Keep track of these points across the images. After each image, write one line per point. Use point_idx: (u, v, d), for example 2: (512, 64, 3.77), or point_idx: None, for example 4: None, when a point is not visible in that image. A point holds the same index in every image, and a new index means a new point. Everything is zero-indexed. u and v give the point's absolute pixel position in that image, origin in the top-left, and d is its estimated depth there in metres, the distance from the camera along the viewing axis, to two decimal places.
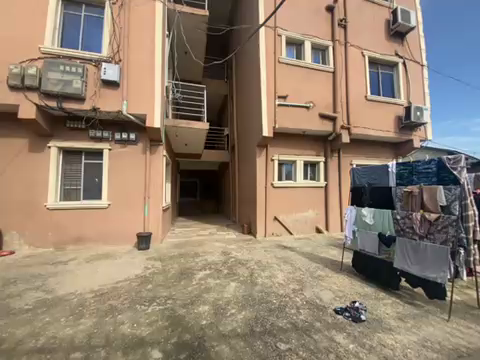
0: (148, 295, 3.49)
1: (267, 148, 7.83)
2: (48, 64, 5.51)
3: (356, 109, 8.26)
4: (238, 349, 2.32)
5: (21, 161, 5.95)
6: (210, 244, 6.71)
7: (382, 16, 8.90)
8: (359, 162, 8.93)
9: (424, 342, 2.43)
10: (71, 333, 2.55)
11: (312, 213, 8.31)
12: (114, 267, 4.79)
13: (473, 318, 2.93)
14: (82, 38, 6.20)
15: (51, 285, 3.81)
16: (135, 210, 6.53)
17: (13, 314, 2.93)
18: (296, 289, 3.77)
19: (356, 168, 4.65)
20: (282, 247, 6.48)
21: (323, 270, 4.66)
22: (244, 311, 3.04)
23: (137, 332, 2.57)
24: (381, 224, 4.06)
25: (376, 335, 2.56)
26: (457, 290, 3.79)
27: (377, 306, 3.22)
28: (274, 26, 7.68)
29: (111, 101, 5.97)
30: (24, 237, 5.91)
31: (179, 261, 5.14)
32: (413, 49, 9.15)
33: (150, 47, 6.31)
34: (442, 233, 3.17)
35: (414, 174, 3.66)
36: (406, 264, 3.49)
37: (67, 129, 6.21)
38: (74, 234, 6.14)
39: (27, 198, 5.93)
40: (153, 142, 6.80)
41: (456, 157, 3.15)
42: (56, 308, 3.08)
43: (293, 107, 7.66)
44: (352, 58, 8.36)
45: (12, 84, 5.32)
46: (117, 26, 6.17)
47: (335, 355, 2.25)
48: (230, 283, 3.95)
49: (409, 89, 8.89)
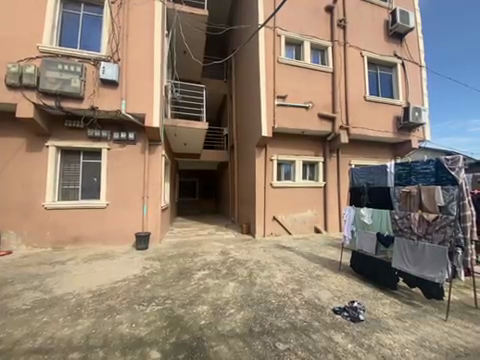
0: (147, 295, 3.49)
1: (266, 148, 7.84)
2: (46, 63, 5.48)
3: (355, 109, 8.28)
4: (237, 349, 2.32)
5: (19, 160, 5.92)
6: (208, 244, 6.70)
7: (381, 17, 8.93)
8: (358, 162, 8.96)
9: (422, 342, 2.44)
10: (69, 333, 2.54)
11: (311, 213, 8.32)
12: (112, 267, 4.78)
13: (470, 318, 2.94)
14: (81, 37, 6.18)
15: (50, 285, 3.80)
16: (133, 210, 6.52)
17: (11, 314, 2.92)
18: (295, 288, 3.77)
19: (355, 168, 4.65)
20: (281, 247, 6.49)
21: (321, 270, 4.67)
22: (243, 311, 3.04)
23: (135, 332, 2.57)
24: (379, 224, 4.07)
25: (374, 335, 2.57)
26: (455, 289, 3.81)
27: (375, 305, 3.23)
28: (273, 26, 7.68)
29: (110, 100, 5.96)
30: (22, 237, 5.88)
31: (178, 261, 5.14)
32: (412, 50, 9.19)
33: (149, 46, 6.30)
34: (440, 233, 3.19)
35: (412, 174, 3.67)
36: (405, 264, 3.50)
37: (65, 129, 6.18)
38: (73, 233, 6.12)
39: (25, 198, 5.91)
40: (152, 141, 6.76)
41: (455, 158, 3.16)
42: (54, 308, 3.07)
43: (292, 107, 7.67)
44: (351, 58, 8.38)
45: (9, 83, 5.29)
46: (116, 25, 6.16)
47: (334, 355, 2.25)
48: (228, 283, 3.95)
49: (407, 90, 8.93)
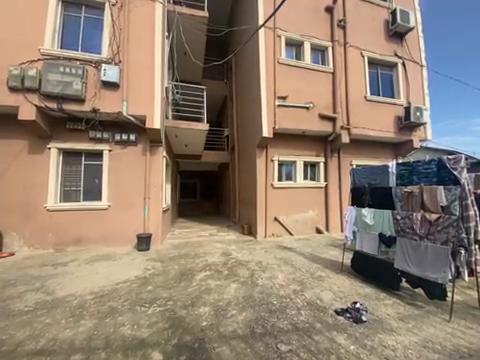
0: (148, 296, 3.49)
1: (267, 149, 7.83)
2: (48, 66, 5.51)
3: (356, 109, 8.27)
4: (239, 350, 2.31)
5: (21, 162, 5.95)
6: (210, 245, 6.70)
7: (381, 16, 8.93)
8: (359, 162, 8.94)
9: (425, 343, 2.42)
10: (72, 334, 2.54)
11: (312, 214, 8.31)
12: (114, 268, 4.78)
13: (474, 318, 2.92)
14: (82, 39, 6.22)
15: (52, 287, 3.81)
16: (135, 211, 6.53)
17: (13, 316, 2.93)
18: (297, 289, 3.76)
19: (357, 168, 4.65)
20: (282, 247, 6.48)
21: (323, 270, 4.65)
22: (245, 312, 3.03)
23: (137, 334, 2.56)
24: (381, 224, 4.06)
25: (377, 336, 2.55)
26: (457, 290, 3.79)
27: (378, 306, 3.22)
28: (273, 27, 7.69)
29: (111, 102, 5.98)
30: (24, 238, 5.90)
31: (179, 262, 5.14)
32: (413, 50, 9.17)
33: (150, 48, 6.32)
34: (442, 233, 3.17)
35: (414, 174, 3.65)
36: (407, 264, 3.49)
37: (67, 131, 6.21)
38: (74, 235, 6.14)
39: (27, 200, 5.93)
40: (153, 143, 6.77)
41: (457, 158, 3.16)
42: (57, 310, 3.08)
43: (293, 108, 7.67)
44: (351, 58, 8.38)
45: (12, 85, 5.33)
46: (117, 27, 6.19)
47: (337, 356, 2.24)
48: (230, 284, 3.95)
49: (408, 89, 8.91)
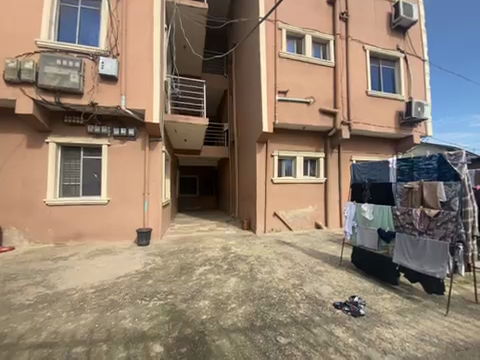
0: (149, 290, 3.51)
1: (266, 144, 7.81)
2: (45, 58, 5.42)
3: (357, 104, 8.21)
4: (238, 343, 2.34)
5: (19, 156, 5.91)
6: (210, 240, 6.72)
7: (383, 9, 8.81)
8: (359, 158, 8.92)
9: (423, 336, 2.46)
10: (73, 327, 2.57)
11: (312, 209, 8.34)
12: (113, 262, 4.81)
13: (470, 312, 2.97)
14: (79, 31, 6.11)
15: (53, 281, 3.83)
16: (134, 206, 6.53)
17: (14, 309, 2.95)
18: (296, 283, 3.79)
19: (357, 163, 4.63)
20: (282, 242, 6.51)
21: (322, 265, 4.69)
22: (245, 306, 3.06)
23: (138, 327, 2.59)
24: (380, 220, 4.05)
25: (375, 329, 2.59)
26: (455, 284, 3.83)
27: (376, 300, 3.26)
28: (274, 19, 7.56)
29: (109, 95, 5.91)
30: (24, 233, 5.91)
31: (179, 256, 5.17)
32: (415, 44, 9.08)
33: (148, 41, 6.23)
34: (441, 228, 3.19)
35: (414, 170, 3.63)
36: (405, 258, 3.53)
37: (65, 125, 6.15)
38: (74, 229, 6.14)
39: (25, 195, 5.92)
40: (152, 137, 6.73)
41: (457, 153, 3.11)
42: (57, 303, 3.10)
43: (293, 102, 7.61)
44: (353, 53, 8.29)
45: (8, 78, 5.26)
46: (115, 18, 6.09)
47: (335, 348, 2.28)
48: (230, 278, 3.97)
49: (409, 84, 8.86)
